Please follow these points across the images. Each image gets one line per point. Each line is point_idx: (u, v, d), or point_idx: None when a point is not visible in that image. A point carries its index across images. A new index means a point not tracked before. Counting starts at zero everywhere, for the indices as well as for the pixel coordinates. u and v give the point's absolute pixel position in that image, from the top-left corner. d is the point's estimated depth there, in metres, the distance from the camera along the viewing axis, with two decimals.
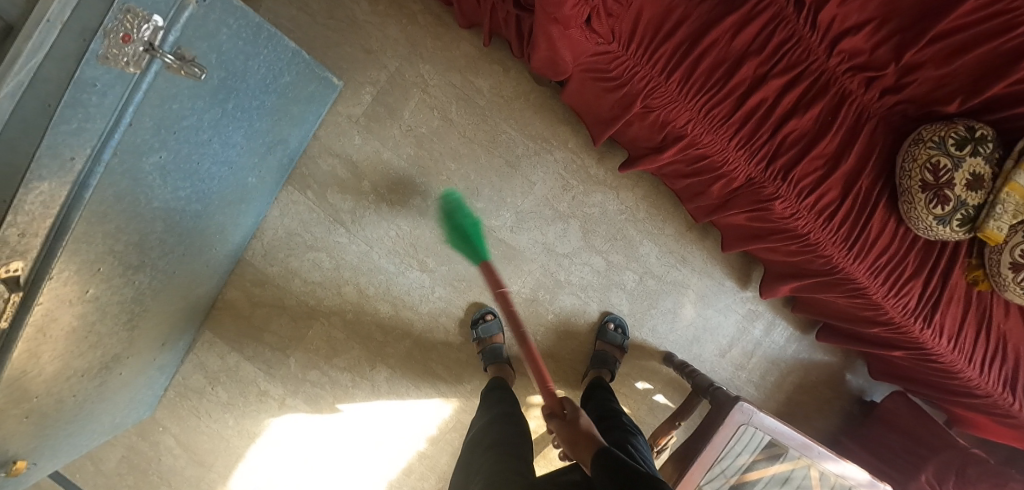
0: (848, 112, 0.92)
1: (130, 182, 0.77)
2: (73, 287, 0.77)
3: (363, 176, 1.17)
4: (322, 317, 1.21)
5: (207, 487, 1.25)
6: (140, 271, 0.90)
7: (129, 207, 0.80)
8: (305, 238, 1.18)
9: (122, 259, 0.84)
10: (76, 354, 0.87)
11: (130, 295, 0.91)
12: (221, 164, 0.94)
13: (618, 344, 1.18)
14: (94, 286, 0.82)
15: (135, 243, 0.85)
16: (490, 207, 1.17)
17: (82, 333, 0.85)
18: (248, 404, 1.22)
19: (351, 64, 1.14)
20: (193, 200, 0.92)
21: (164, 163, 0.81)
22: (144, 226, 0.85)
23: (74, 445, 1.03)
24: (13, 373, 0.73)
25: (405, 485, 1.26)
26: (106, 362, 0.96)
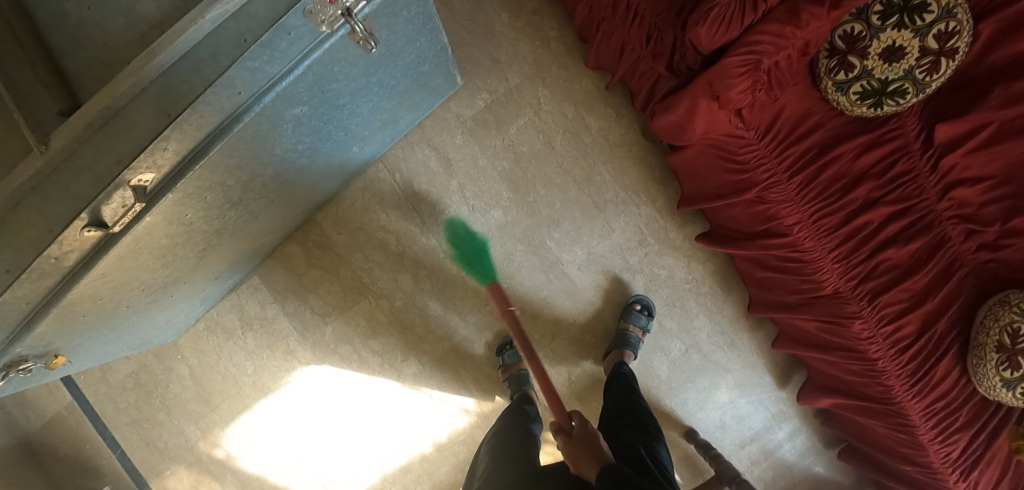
0: (944, 256, 0.93)
1: (270, 126, 0.77)
2: (180, 207, 0.77)
3: (454, 174, 1.20)
4: (374, 296, 1.21)
5: (204, 427, 1.22)
6: (235, 207, 0.91)
7: (258, 148, 0.80)
8: (379, 217, 1.20)
9: (226, 192, 0.84)
10: (149, 268, 0.86)
11: (216, 227, 0.91)
12: (341, 129, 0.95)
13: (639, 326, 1.17)
14: (194, 212, 0.82)
15: (244, 181, 0.86)
16: (565, 239, 1.20)
17: (164, 251, 0.85)
18: (272, 359, 1.21)
19: (475, 68, 1.18)
20: (302, 155, 0.93)
21: (301, 117, 0.82)
22: (258, 168, 0.86)
23: (104, 352, 1.01)
24: (99, 269, 0.74)
25: (398, 483, 1.25)
26: (166, 282, 0.95)
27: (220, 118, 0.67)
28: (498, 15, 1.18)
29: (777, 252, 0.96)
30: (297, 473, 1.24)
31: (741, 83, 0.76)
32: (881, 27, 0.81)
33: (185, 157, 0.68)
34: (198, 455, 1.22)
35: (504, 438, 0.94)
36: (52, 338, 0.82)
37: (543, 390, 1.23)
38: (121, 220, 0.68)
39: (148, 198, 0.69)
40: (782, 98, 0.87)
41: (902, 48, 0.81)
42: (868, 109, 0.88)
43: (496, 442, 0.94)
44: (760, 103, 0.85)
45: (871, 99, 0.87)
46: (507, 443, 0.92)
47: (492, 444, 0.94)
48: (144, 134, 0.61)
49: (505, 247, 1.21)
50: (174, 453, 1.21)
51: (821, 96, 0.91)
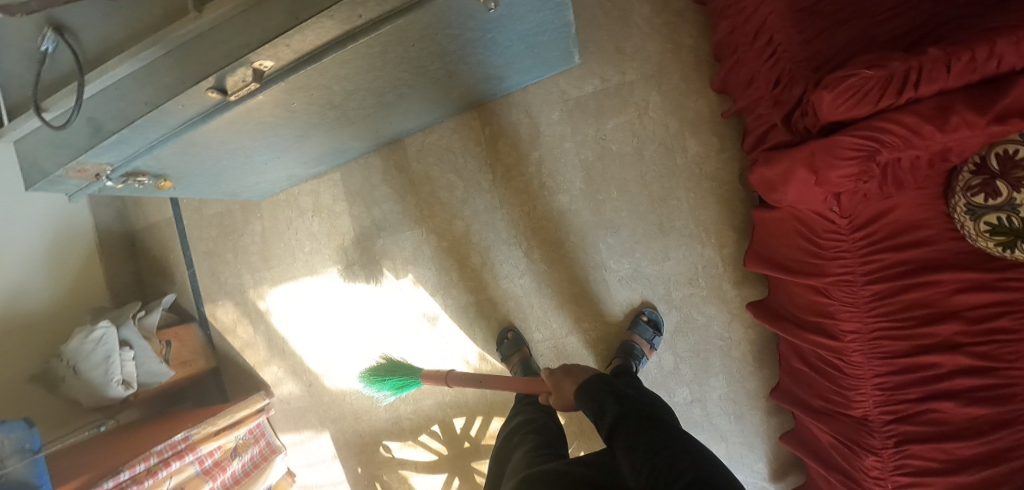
0: (1010, 438, 0.74)
1: (379, 51, 0.81)
2: (288, 96, 0.87)
3: (536, 147, 1.21)
4: (425, 230, 1.29)
5: (258, 279, 1.42)
6: (333, 109, 1.00)
7: (366, 68, 0.86)
8: (456, 162, 1.26)
9: (327, 97, 0.93)
10: (248, 135, 0.98)
11: (313, 121, 1.01)
12: (445, 70, 0.99)
13: (645, 338, 1.16)
14: (298, 103, 0.91)
15: (346, 91, 0.93)
16: (618, 248, 1.19)
17: (266, 126, 0.97)
18: (326, 247, 1.36)
19: (596, 52, 1.16)
20: (402, 84, 0.99)
21: (411, 52, 0.87)
22: (362, 84, 0.93)
23: (203, 189, 1.19)
24: (209, 125, 0.87)
25: (385, 396, 1.36)
26: (257, 150, 1.07)
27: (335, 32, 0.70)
28: (640, 6, 1.13)
29: (819, 351, 0.93)
30: (313, 349, 1.40)
31: (846, 167, 0.73)
32: None
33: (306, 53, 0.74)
34: (246, 299, 1.44)
35: (526, 434, 0.92)
36: (164, 166, 0.99)
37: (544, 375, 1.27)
38: (237, 92, 0.76)
39: (265, 80, 0.76)
40: (896, 198, 0.79)
41: None
42: (996, 248, 0.71)
43: (523, 436, 0.92)
44: (864, 194, 0.79)
45: (1003, 237, 0.69)
46: (539, 441, 0.87)
47: (525, 437, 0.90)
48: (276, 25, 0.64)
49: (555, 235, 1.22)
50: (230, 289, 1.45)
51: (947, 210, 0.77)
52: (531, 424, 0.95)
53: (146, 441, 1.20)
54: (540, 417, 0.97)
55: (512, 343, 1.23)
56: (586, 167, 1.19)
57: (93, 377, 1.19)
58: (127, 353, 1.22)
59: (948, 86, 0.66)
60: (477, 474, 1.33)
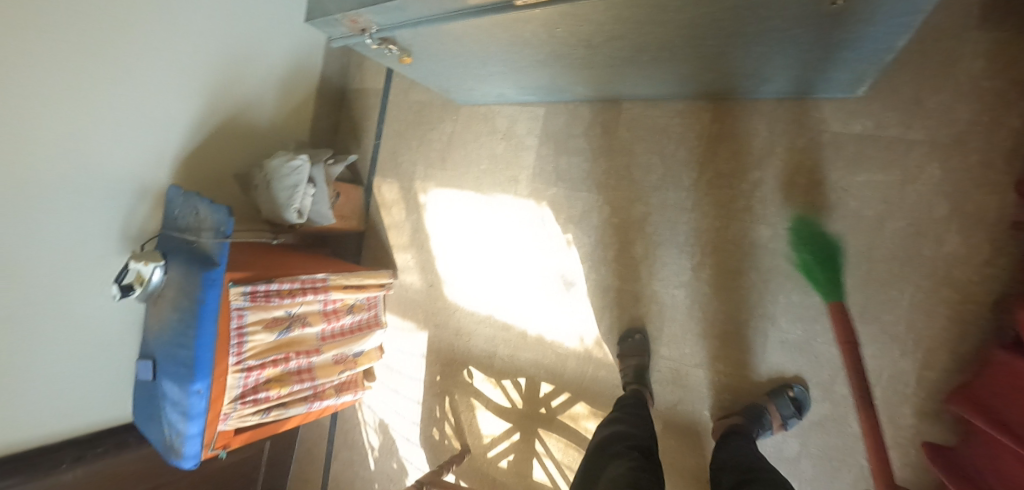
0: None
1: (675, 7, 0.75)
2: (563, 22, 0.85)
3: (759, 168, 1.10)
4: (601, 198, 1.26)
5: (427, 173, 1.50)
6: (586, 48, 0.97)
7: (650, 20, 0.81)
8: (664, 146, 1.19)
9: (591, 35, 0.90)
10: (498, 42, 0.99)
11: (559, 50, 0.99)
12: (714, 51, 0.90)
13: (782, 413, 1.03)
14: (563, 28, 0.89)
15: (611, 35, 0.89)
16: (797, 309, 1.06)
17: (521, 42, 0.97)
18: (500, 172, 1.38)
19: (886, 93, 0.98)
20: (665, 50, 0.93)
21: (702, 21, 0.79)
22: (631, 35, 0.88)
23: (429, 74, 1.26)
24: (479, 22, 0.89)
25: (491, 329, 1.40)
26: (493, 59, 1.10)
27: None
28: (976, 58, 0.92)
29: None
30: (447, 257, 1.47)
31: None
32: None
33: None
34: (410, 187, 1.54)
35: (623, 449, 0.87)
36: (417, 43, 1.08)
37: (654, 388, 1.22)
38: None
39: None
40: None
41: None
42: None
43: (617, 450, 0.87)
44: None
45: None
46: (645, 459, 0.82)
47: (622, 450, 0.86)
48: None
49: (733, 264, 1.12)
50: (402, 172, 1.56)
51: None
52: (626, 440, 0.90)
53: (295, 265, 1.40)
54: (636, 435, 0.92)
55: (635, 346, 1.18)
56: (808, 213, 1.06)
57: (279, 196, 1.37)
58: (309, 189, 1.39)
59: None
60: (537, 441, 1.35)
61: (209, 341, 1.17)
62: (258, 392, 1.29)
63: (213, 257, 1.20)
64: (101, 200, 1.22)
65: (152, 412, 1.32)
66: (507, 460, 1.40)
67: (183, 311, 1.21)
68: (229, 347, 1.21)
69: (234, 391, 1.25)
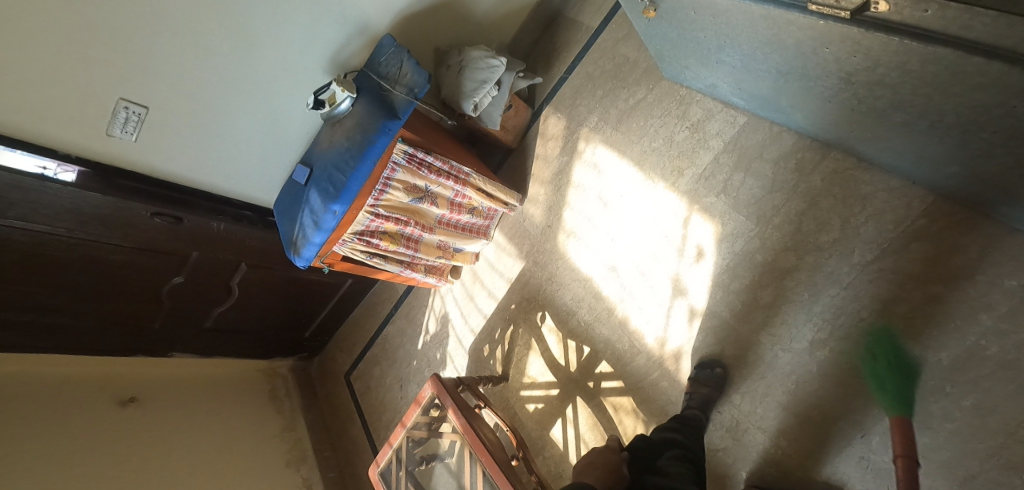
0: None
1: (961, 85, 0.66)
2: (831, 49, 0.80)
3: (943, 286, 0.98)
4: (755, 231, 1.21)
5: (598, 127, 1.53)
6: (836, 84, 0.90)
7: (922, 87, 0.73)
8: (849, 214, 1.10)
9: (853, 73, 0.83)
10: (746, 38, 0.96)
11: (803, 72, 0.93)
12: (971, 150, 0.80)
13: None
14: (825, 55, 0.83)
15: (870, 82, 0.82)
16: (897, 437, 0.98)
17: (770, 48, 0.93)
18: (667, 159, 1.37)
19: None
20: (919, 119, 0.82)
21: (982, 114, 0.70)
22: (893, 92, 0.80)
23: (657, 35, 1.23)
24: (746, 12, 0.86)
25: (583, 290, 1.46)
26: (727, 51, 1.07)
27: (986, 39, 0.56)
28: None
29: None
30: (578, 210, 1.52)
31: None
32: None
33: (917, 28, 0.63)
34: (576, 130, 1.58)
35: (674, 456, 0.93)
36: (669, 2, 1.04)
37: (709, 425, 1.21)
38: (821, 10, 0.70)
39: (853, 16, 0.68)
40: None
41: None
42: None
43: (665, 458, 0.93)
44: None
45: None
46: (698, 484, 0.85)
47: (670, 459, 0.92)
48: None
49: (856, 360, 1.05)
50: (574, 114, 1.60)
51: None
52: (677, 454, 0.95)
53: (450, 151, 1.52)
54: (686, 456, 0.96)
55: (714, 379, 1.16)
56: (971, 352, 0.93)
57: (465, 85, 1.47)
58: (492, 91, 1.48)
59: None
60: (570, 406, 1.42)
61: (362, 176, 1.32)
62: (373, 237, 1.46)
63: (397, 109, 1.33)
64: (332, 23, 1.38)
65: (289, 210, 1.54)
66: (534, 405, 1.50)
67: (352, 142, 1.36)
68: (372, 189, 1.35)
69: (358, 226, 1.41)
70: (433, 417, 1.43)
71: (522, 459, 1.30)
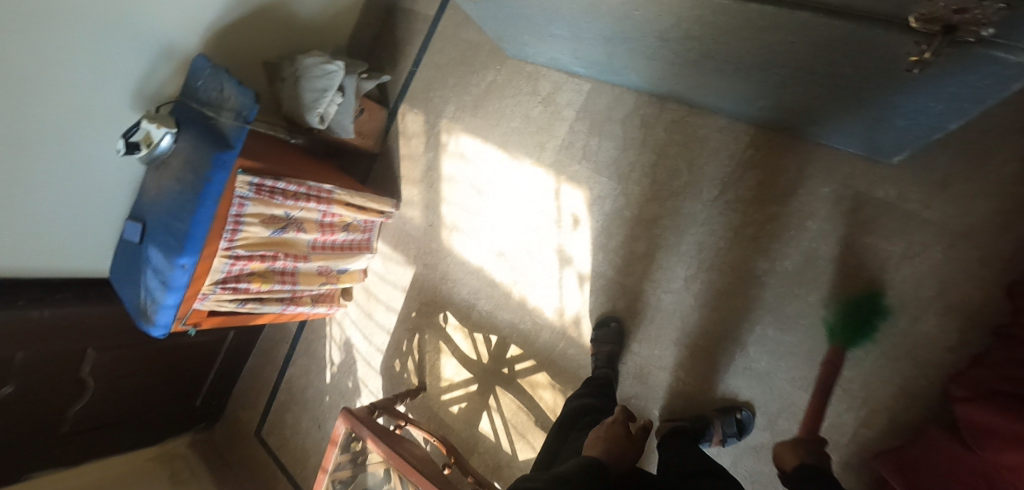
0: None
1: (750, 28, 0.73)
2: (643, 10, 0.84)
3: (776, 205, 1.11)
4: (619, 188, 1.27)
5: (456, 116, 1.50)
6: (654, 42, 0.96)
7: (721, 33, 0.79)
8: (693, 157, 1.19)
9: (666, 30, 0.89)
10: (570, 9, 0.98)
11: (626, 34, 0.98)
12: (773, 82, 0.90)
13: (724, 431, 1.09)
14: (639, 17, 0.88)
15: (683, 36, 0.88)
16: (768, 343, 1.11)
17: (593, 16, 0.96)
18: (528, 136, 1.39)
19: (920, 168, 0.99)
20: (727, 63, 0.91)
21: (773, 51, 0.78)
22: (701, 42, 0.87)
23: (490, 16, 1.21)
24: None
25: (478, 281, 1.43)
26: (557, 24, 1.09)
27: None
28: None
29: None
30: (455, 203, 1.48)
31: None
32: None
33: None
34: (436, 123, 1.54)
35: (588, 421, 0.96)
36: None
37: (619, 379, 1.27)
38: None
39: None
40: None
41: None
42: None
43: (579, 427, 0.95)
44: None
45: None
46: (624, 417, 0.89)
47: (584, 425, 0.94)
48: None
49: (724, 285, 1.16)
50: (431, 107, 1.55)
51: None
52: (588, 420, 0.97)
53: (304, 169, 1.39)
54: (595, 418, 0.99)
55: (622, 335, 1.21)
56: (807, 255, 1.08)
57: (304, 96, 1.35)
58: (336, 98, 1.37)
59: None
60: (492, 396, 1.41)
61: (205, 219, 1.15)
62: (239, 281, 1.30)
63: (229, 138, 1.17)
64: (125, 50, 1.17)
65: (129, 274, 1.32)
66: (458, 406, 1.47)
67: (184, 183, 1.18)
68: (223, 230, 1.19)
69: (217, 275, 1.25)
70: (355, 452, 1.34)
71: (455, 465, 1.26)
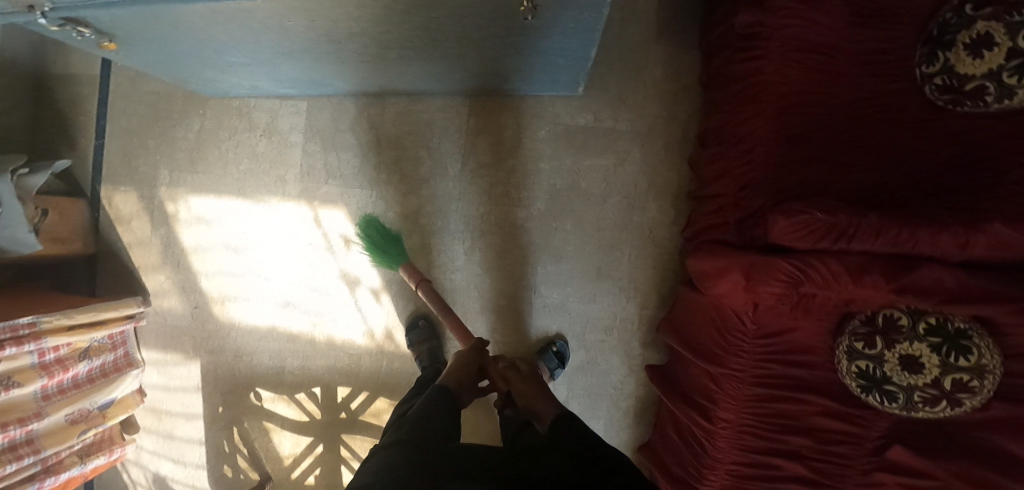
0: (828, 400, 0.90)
1: (395, 6, 0.77)
2: (295, 14, 0.82)
3: (512, 157, 1.21)
4: (376, 193, 1.25)
5: (175, 178, 1.30)
6: (330, 43, 0.94)
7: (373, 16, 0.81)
8: (429, 140, 1.23)
9: (330, 30, 0.88)
10: (227, 32, 0.90)
11: (301, 43, 0.94)
12: (452, 52, 0.97)
13: (548, 368, 1.18)
14: (296, 22, 0.85)
15: (350, 31, 0.88)
16: (552, 277, 1.21)
17: (257, 33, 0.91)
18: (264, 173, 1.27)
19: (599, 91, 1.18)
20: (405, 45, 0.94)
21: (430, 22, 0.84)
22: (368, 30, 0.88)
23: (153, 62, 1.06)
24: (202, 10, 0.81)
25: (275, 341, 1.29)
26: (229, 50, 1.00)
27: None
28: (653, 68, 1.17)
29: (696, 429, 1.00)
30: (214, 273, 1.30)
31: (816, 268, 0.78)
32: (922, 335, 0.80)
33: None
34: (154, 194, 1.31)
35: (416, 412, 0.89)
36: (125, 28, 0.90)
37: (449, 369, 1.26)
38: None
39: None
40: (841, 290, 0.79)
41: (922, 363, 0.80)
42: (856, 385, 0.86)
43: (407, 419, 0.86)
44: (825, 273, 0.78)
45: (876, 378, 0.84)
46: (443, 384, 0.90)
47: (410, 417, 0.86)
48: None
49: (500, 243, 1.22)
50: (140, 178, 1.32)
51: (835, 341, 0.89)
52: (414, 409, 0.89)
53: None
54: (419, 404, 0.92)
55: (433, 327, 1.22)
56: (550, 190, 1.20)
57: None
58: None
59: (869, 247, 0.78)
60: (342, 446, 1.31)
61: None
62: None
63: None
64: None
65: None
66: (313, 476, 1.33)
67: None
68: None
69: None
70: None
71: None
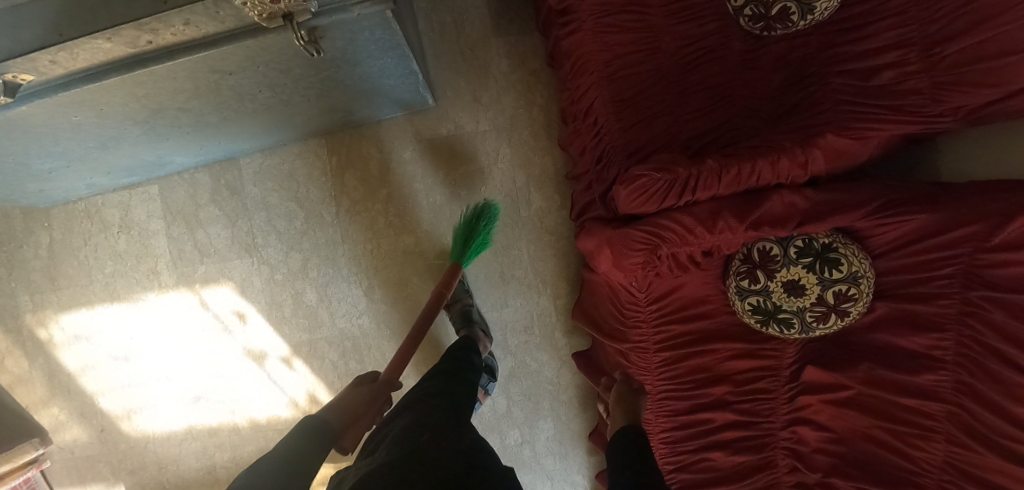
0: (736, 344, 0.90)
1: (179, 76, 0.72)
2: (78, 109, 0.75)
3: (385, 185, 1.17)
4: (256, 258, 1.18)
5: (38, 302, 1.20)
6: (141, 125, 0.88)
7: (165, 92, 0.76)
8: (296, 190, 1.17)
9: (129, 114, 0.82)
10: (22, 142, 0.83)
11: (110, 133, 0.87)
12: (276, 100, 0.92)
13: None
14: (84, 117, 0.78)
15: (152, 109, 0.82)
16: None
17: (55, 137, 0.84)
18: (133, 270, 1.19)
19: (452, 96, 1.15)
20: (221, 107, 0.89)
21: (230, 81, 0.79)
22: (171, 104, 0.83)
23: None
24: None
25: (196, 439, 1.21)
26: (38, 160, 0.92)
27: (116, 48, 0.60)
28: (498, 60, 1.15)
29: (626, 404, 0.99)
30: (110, 388, 1.21)
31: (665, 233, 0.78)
32: (794, 261, 0.81)
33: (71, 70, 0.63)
34: (21, 325, 1.21)
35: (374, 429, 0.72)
36: None
37: None
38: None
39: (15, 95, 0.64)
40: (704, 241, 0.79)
41: (803, 285, 0.82)
42: (755, 322, 0.86)
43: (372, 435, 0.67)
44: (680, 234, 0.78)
45: (763, 313, 0.84)
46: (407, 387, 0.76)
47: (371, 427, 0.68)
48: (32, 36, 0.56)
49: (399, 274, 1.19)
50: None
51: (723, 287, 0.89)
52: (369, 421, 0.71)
53: None
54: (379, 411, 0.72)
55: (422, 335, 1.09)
56: (432, 209, 1.17)
57: None
58: None
59: (720, 193, 0.78)
60: None
61: None
62: None
63: None
64: None
65: None
66: None
67: None
68: None
69: None
70: None
71: None
